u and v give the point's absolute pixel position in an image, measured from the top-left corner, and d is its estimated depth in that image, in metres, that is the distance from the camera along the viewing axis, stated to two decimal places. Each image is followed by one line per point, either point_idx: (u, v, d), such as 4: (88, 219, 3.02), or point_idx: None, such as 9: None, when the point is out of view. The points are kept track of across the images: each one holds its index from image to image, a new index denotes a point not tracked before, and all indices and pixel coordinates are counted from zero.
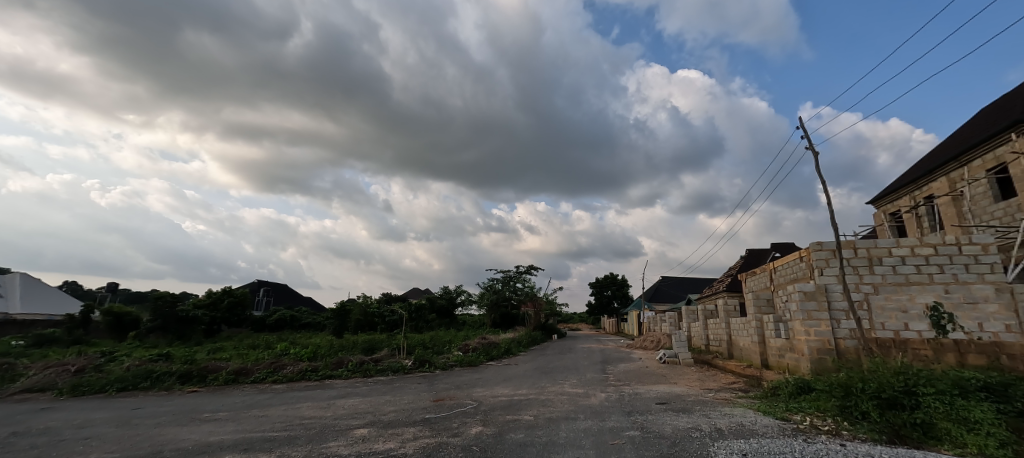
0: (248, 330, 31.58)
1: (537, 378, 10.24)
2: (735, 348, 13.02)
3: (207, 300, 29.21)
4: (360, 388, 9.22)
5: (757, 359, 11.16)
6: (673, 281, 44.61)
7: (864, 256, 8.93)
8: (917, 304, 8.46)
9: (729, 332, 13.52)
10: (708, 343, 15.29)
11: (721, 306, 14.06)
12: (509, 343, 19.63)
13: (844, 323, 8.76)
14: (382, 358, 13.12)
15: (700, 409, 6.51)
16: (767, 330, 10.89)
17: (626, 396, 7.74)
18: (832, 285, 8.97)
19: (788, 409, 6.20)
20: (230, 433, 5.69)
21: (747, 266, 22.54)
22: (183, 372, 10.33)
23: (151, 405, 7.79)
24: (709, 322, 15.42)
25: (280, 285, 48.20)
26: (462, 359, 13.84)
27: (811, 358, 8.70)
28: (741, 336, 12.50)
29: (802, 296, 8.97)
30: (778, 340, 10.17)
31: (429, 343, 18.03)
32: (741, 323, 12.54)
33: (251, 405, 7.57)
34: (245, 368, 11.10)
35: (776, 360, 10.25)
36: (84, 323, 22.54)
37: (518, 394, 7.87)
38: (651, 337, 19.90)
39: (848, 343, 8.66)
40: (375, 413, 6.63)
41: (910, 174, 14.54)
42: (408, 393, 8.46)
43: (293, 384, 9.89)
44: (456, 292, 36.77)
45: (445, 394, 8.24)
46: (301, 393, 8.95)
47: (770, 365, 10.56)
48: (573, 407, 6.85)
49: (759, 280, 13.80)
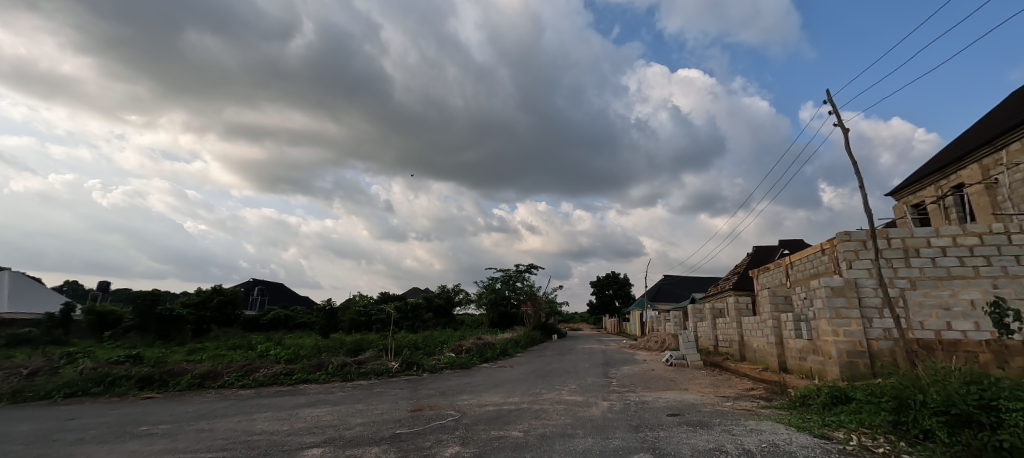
0: (239, 330, 30.63)
1: (533, 383, 9.23)
2: (747, 349, 12.05)
3: (195, 299, 28.22)
4: (333, 395, 8.24)
5: (774, 362, 10.21)
6: (676, 280, 43.62)
7: (899, 247, 7.97)
8: (961, 301, 7.49)
9: (741, 333, 12.54)
10: (717, 344, 14.30)
11: (732, 304, 13.10)
12: (506, 343, 18.64)
13: (877, 322, 7.78)
14: (366, 360, 12.14)
15: (720, 423, 5.53)
16: (785, 329, 9.92)
17: (632, 406, 6.73)
18: (862, 280, 8.02)
19: (827, 425, 5.25)
20: (155, 453, 4.72)
21: (755, 263, 21.58)
22: (142, 375, 9.36)
23: (89, 415, 6.82)
24: (718, 321, 14.47)
25: (276, 284, 47.25)
26: (453, 361, 12.85)
27: (840, 362, 7.71)
28: (754, 336, 11.54)
29: (829, 293, 7.99)
30: (799, 341, 9.21)
31: (421, 344, 17.03)
32: (754, 323, 11.56)
33: (202, 416, 6.59)
34: (213, 370, 10.12)
35: (797, 364, 9.28)
36: (64, 323, 21.61)
37: (509, 403, 6.87)
38: (655, 338, 18.90)
39: (883, 345, 7.68)
40: (338, 427, 5.65)
41: (934, 163, 13.54)
42: (385, 402, 7.46)
43: (261, 390, 8.92)
44: (454, 291, 35.78)
45: (427, 402, 7.25)
46: (266, 400, 7.97)
47: (791, 369, 9.57)
48: (572, 420, 5.85)
49: (772, 276, 12.83)
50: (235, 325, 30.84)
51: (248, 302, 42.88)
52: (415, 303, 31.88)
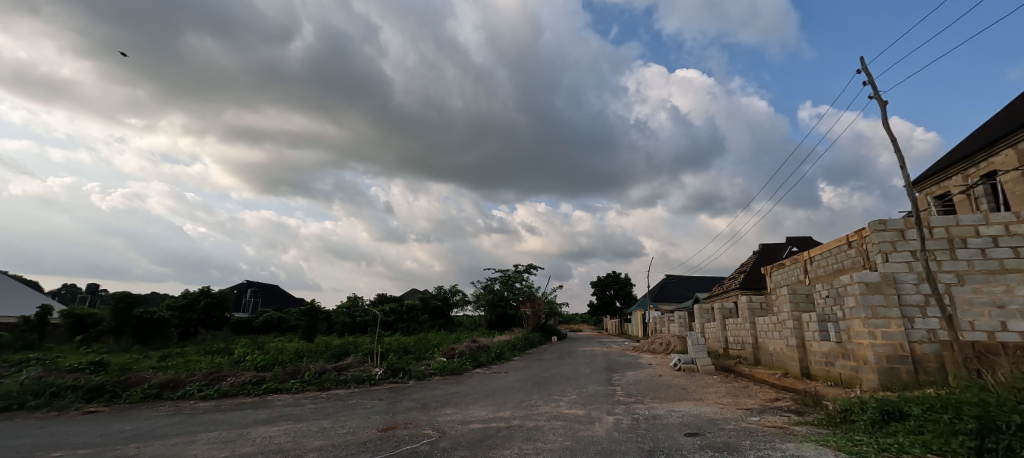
0: (228, 333, 29.58)
1: (528, 393, 8.22)
2: (763, 353, 11.08)
3: (181, 301, 27.22)
4: (300, 409, 7.27)
5: (794, 368, 9.24)
6: (678, 280, 42.68)
7: (942, 237, 7.01)
8: (1017, 298, 6.52)
9: (755, 334, 11.58)
10: (728, 346, 13.33)
11: (744, 304, 12.11)
12: (503, 346, 17.65)
13: (919, 323, 6.82)
14: (348, 366, 11.13)
15: (751, 446, 4.56)
16: (808, 331, 8.97)
17: (642, 423, 5.74)
18: (900, 275, 7.06)
19: (885, 449, 4.26)
20: None
21: (763, 261, 20.62)
22: (92, 386, 8.44)
23: (5, 436, 5.84)
24: (728, 322, 13.49)
25: (270, 285, 46.21)
26: (443, 366, 11.83)
27: (878, 369, 6.74)
28: (771, 338, 10.59)
29: (864, 289, 7.03)
30: (826, 344, 8.26)
31: (412, 348, 16.04)
32: (770, 323, 10.60)
33: (135, 438, 5.62)
34: (174, 379, 9.16)
35: (823, 370, 8.35)
36: (40, 327, 20.60)
37: (497, 419, 5.87)
38: (659, 340, 17.91)
39: (928, 349, 6.70)
40: (287, 453, 4.67)
41: (961, 150, 12.55)
42: (355, 417, 6.46)
43: (221, 403, 7.94)
44: (450, 292, 34.61)
45: (402, 418, 6.26)
46: (222, 416, 7.00)
47: (816, 375, 8.60)
48: (571, 443, 4.83)
49: (788, 273, 11.87)
50: (225, 327, 29.81)
51: (241, 304, 41.85)
52: (411, 305, 31.51)
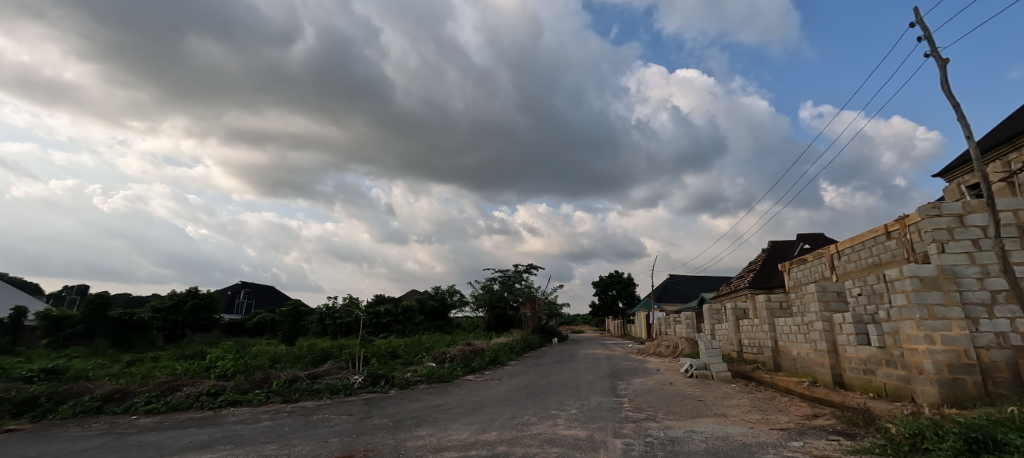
0: (217, 335, 28.46)
1: (521, 406, 7.14)
2: (785, 358, 9.99)
3: (167, 303, 26.17)
4: (251, 429, 6.19)
5: (824, 376, 8.14)
6: (682, 279, 41.51)
7: (1011, 223, 5.90)
8: None
9: (775, 337, 10.48)
10: (743, 350, 12.21)
11: (761, 303, 11.01)
12: (499, 349, 16.50)
13: (985, 325, 5.72)
14: (324, 373, 10.03)
15: None
16: (841, 333, 7.88)
17: (657, 449, 4.63)
18: (960, 269, 5.96)
19: None
20: None
21: (774, 259, 19.47)
22: (22, 399, 7.40)
23: None
24: (742, 323, 12.39)
25: (264, 285, 45.10)
26: (430, 372, 10.70)
27: (939, 380, 5.64)
28: (794, 342, 9.50)
29: (917, 285, 5.93)
30: (867, 350, 7.16)
31: (400, 352, 14.90)
32: (794, 325, 9.50)
33: None
34: (122, 390, 8.10)
35: (863, 380, 7.26)
36: (14, 329, 19.58)
37: (479, 444, 4.78)
38: (665, 342, 16.76)
39: (998, 356, 5.59)
40: None
41: (999, 134, 11.41)
42: (309, 440, 5.36)
43: (164, 420, 6.86)
44: (447, 293, 33.09)
45: (365, 442, 5.16)
46: (156, 437, 5.93)
47: (852, 385, 7.50)
48: None
49: (810, 269, 10.76)
50: (214, 329, 28.71)
51: (234, 305, 40.76)
52: (408, 306, 30.75)
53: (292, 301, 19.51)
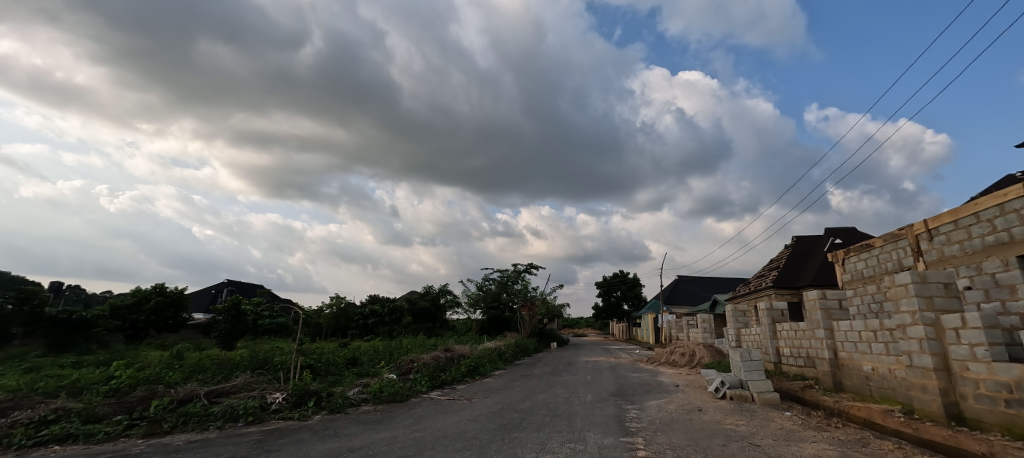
0: (184, 335, 25.87)
1: (479, 453, 4.66)
2: (851, 375, 7.43)
3: (129, 300, 23.79)
4: None
5: (928, 405, 5.60)
6: (693, 279, 39.09)
7: None
8: None
9: (834, 347, 7.89)
10: (786, 363, 9.60)
11: (812, 302, 8.41)
12: (482, 357, 13.88)
13: None
14: (236, 390, 7.52)
15: None
16: (959, 343, 5.30)
17: None
18: None
19: None
20: None
21: (801, 256, 16.83)
22: None
23: None
24: (782, 329, 9.79)
25: (248, 285, 42.61)
26: (380, 389, 8.19)
27: None
28: (869, 355, 6.92)
29: None
30: (1015, 370, 4.65)
31: (361, 360, 12.30)
32: (871, 331, 6.89)
33: None
34: None
35: (1004, 416, 4.75)
36: None
37: None
38: (680, 350, 14.12)
39: None
40: None
41: None
42: None
43: None
44: (439, 293, 30.49)
45: None
46: None
47: (983, 423, 4.98)
48: None
49: (882, 257, 8.17)
50: (184, 330, 26.24)
51: None
52: (394, 306, 28.21)
53: (232, 296, 16.03)
